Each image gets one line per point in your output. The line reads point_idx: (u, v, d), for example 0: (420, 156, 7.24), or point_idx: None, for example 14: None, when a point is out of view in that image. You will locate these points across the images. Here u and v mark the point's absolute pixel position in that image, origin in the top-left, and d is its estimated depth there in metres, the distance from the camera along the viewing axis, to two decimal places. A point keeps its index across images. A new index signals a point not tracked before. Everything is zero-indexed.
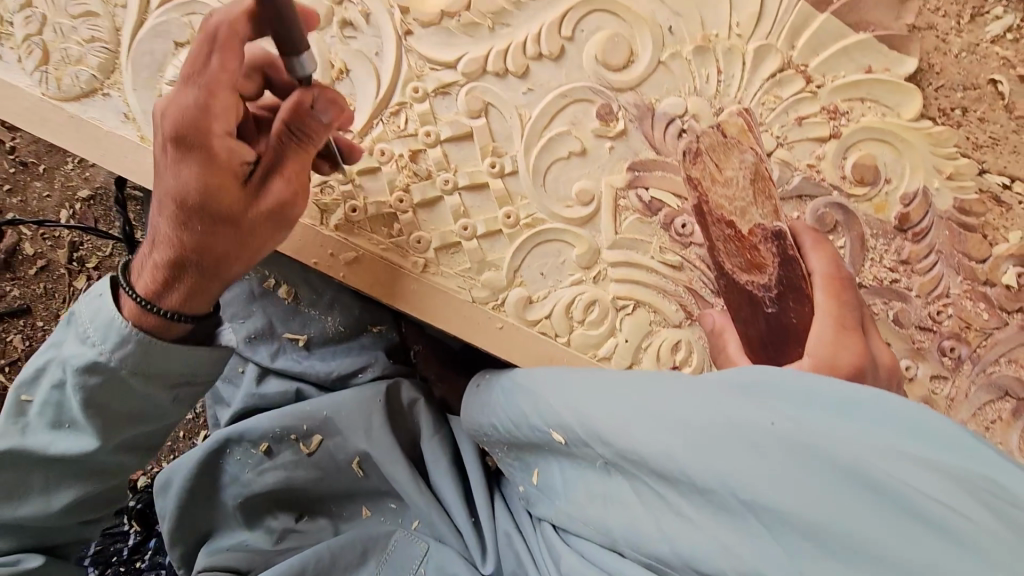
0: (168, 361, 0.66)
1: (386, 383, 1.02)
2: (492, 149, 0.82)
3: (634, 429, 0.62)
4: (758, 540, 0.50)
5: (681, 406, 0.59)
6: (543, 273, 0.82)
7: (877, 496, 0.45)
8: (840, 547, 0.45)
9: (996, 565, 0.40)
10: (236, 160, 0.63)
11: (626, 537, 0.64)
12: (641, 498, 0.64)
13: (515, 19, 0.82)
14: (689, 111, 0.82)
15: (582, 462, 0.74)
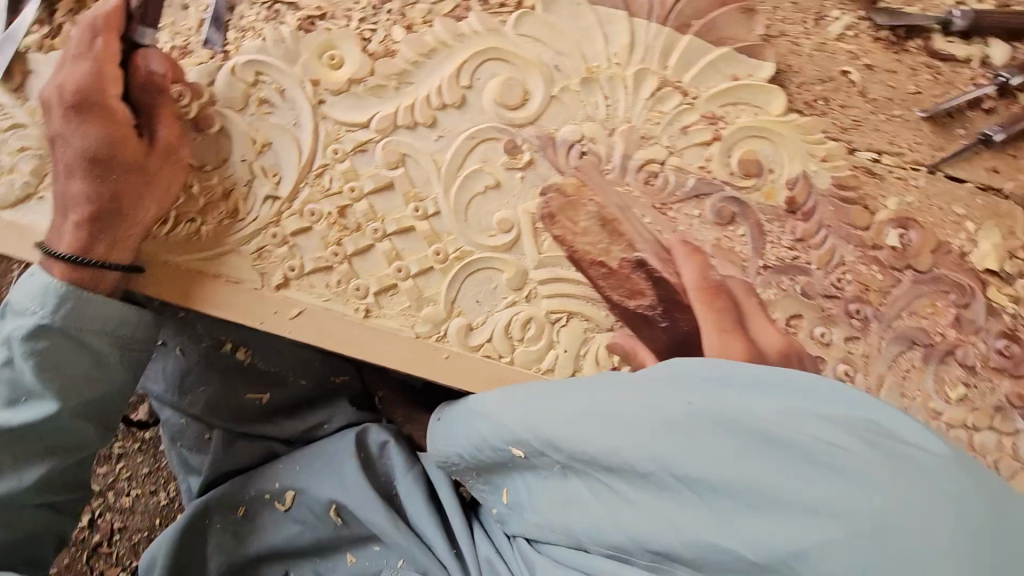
0: (103, 316, 0.80)
1: (353, 430, 1.05)
2: (413, 194, 0.88)
3: (580, 432, 0.67)
4: (701, 510, 0.57)
5: (619, 404, 0.66)
6: (478, 300, 0.87)
7: (793, 450, 0.54)
8: (772, 499, 0.53)
9: (890, 487, 0.49)
10: (125, 117, 0.81)
11: (588, 533, 0.68)
12: (593, 493, 0.68)
13: (417, 77, 0.91)
14: (586, 134, 0.92)
15: (539, 472, 0.77)
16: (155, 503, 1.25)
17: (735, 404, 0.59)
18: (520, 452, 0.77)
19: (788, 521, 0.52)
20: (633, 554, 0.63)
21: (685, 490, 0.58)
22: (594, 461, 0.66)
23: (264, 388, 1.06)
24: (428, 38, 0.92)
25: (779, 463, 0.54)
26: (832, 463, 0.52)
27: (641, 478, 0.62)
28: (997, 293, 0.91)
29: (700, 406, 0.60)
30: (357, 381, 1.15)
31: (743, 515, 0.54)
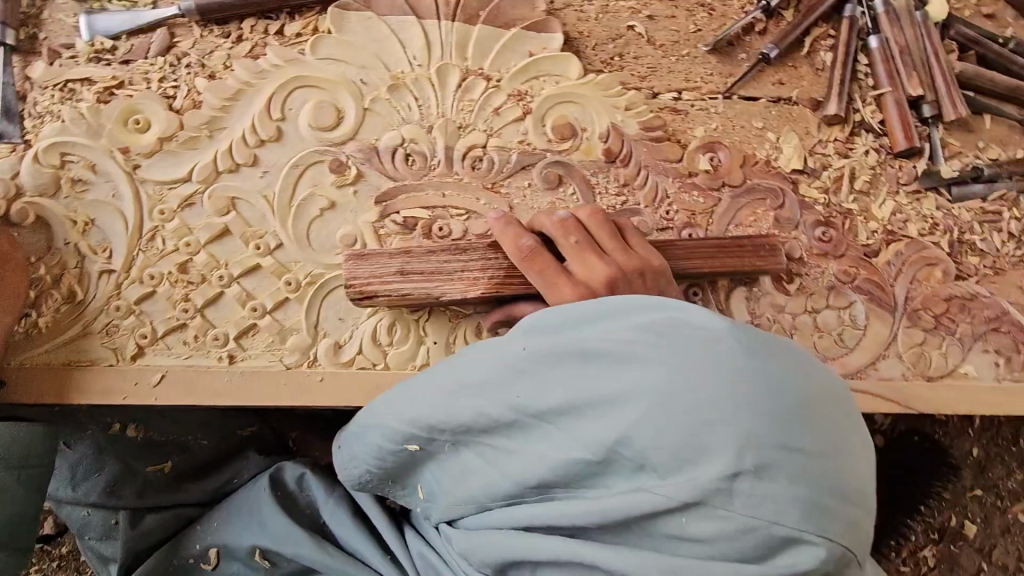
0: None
1: (267, 473, 1.04)
2: (251, 233, 0.90)
3: (444, 405, 0.68)
4: (556, 440, 0.58)
5: (471, 368, 0.66)
6: (340, 317, 0.89)
7: (622, 362, 0.56)
8: (609, 412, 0.55)
9: (701, 376, 0.52)
10: None
11: (481, 494, 0.67)
12: (478, 455, 0.67)
13: (229, 122, 0.93)
14: (407, 137, 0.95)
15: (437, 459, 0.75)
16: None
17: (561, 333, 0.61)
18: (412, 443, 0.75)
19: (611, 419, 0.54)
20: (523, 495, 0.61)
21: (538, 424, 0.59)
22: (465, 427, 0.66)
23: (164, 459, 1.04)
24: (230, 82, 0.93)
25: (599, 371, 0.56)
26: (640, 356, 0.54)
27: (501, 427, 0.62)
28: (807, 189, 1.01)
29: (531, 344, 0.62)
30: (269, 432, 1.16)
31: (581, 426, 0.56)
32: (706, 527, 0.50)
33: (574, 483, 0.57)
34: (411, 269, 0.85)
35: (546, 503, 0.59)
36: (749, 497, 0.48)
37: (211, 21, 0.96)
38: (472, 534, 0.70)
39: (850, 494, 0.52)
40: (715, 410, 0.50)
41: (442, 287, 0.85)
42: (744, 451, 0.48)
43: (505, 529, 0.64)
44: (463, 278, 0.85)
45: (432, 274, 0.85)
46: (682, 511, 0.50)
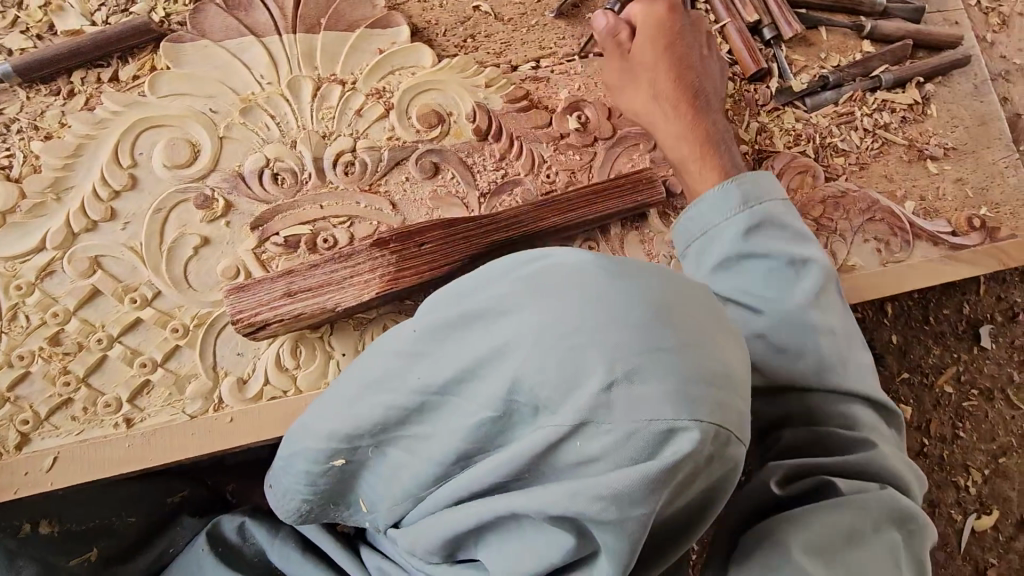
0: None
1: (205, 530, 1.03)
2: (123, 288, 0.84)
3: (353, 410, 0.64)
4: (459, 413, 0.55)
5: (367, 366, 0.63)
6: (239, 352, 0.86)
7: (494, 320, 0.51)
8: (492, 373, 0.51)
9: (565, 310, 0.47)
10: None
11: (417, 484, 0.64)
12: (404, 449, 0.64)
13: (74, 179, 0.87)
14: (271, 157, 0.92)
15: (366, 467, 0.71)
16: None
17: (441, 305, 0.57)
18: (336, 458, 0.70)
19: (499, 378, 0.50)
20: (449, 472, 0.59)
21: (437, 398, 0.56)
22: (378, 426, 0.63)
23: (88, 547, 0.97)
24: (68, 138, 0.88)
25: (472, 328, 0.53)
26: (515, 309, 0.50)
27: (407, 413, 0.59)
28: None
29: (413, 323, 0.59)
30: (201, 491, 1.14)
31: (470, 387, 0.53)
32: (596, 446, 0.46)
33: (482, 444, 0.54)
34: (299, 288, 0.80)
35: (466, 471, 0.57)
36: (623, 404, 0.45)
37: (34, 80, 0.90)
38: (418, 526, 0.67)
39: (741, 378, 0.48)
40: (576, 328, 0.47)
41: (334, 297, 0.81)
42: (608, 360, 0.45)
43: (444, 511, 0.61)
44: (355, 282, 0.81)
45: (320, 288, 0.81)
46: (572, 437, 0.47)
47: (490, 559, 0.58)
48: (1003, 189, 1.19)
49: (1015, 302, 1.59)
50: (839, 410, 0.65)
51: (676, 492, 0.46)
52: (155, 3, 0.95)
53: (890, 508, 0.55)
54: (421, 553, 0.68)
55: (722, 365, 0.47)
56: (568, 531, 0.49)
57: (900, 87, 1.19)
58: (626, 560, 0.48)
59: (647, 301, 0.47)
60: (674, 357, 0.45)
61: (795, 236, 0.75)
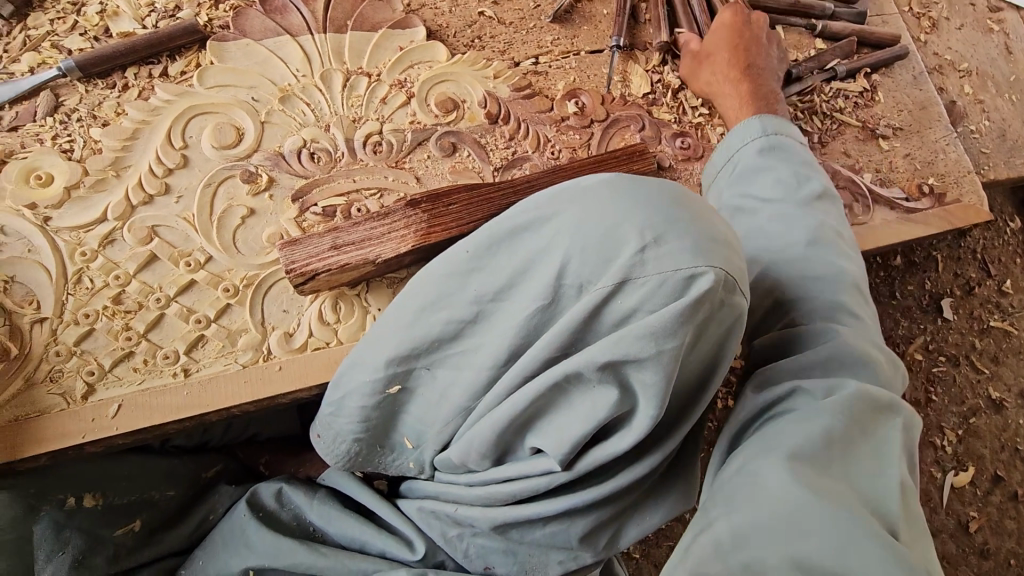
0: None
1: (243, 498, 1.01)
2: (179, 254, 0.93)
3: (403, 332, 0.73)
4: (512, 310, 0.65)
5: (414, 293, 0.72)
6: (285, 309, 0.94)
7: (539, 230, 0.63)
8: (541, 270, 0.62)
9: (601, 210, 0.60)
10: None
11: (466, 392, 0.74)
12: (455, 366, 0.74)
13: (132, 159, 0.97)
14: (307, 139, 1.03)
15: (414, 392, 0.80)
16: None
17: (482, 230, 0.68)
18: (392, 386, 0.79)
19: (549, 269, 0.61)
20: (495, 375, 0.70)
21: (492, 305, 0.67)
22: (430, 342, 0.72)
23: (131, 518, 1.02)
24: (126, 123, 0.98)
25: (521, 237, 0.65)
26: (556, 217, 0.62)
27: (463, 325, 0.69)
28: (660, 112, 1.20)
29: (460, 248, 0.69)
30: (234, 463, 1.18)
31: (523, 286, 0.65)
32: (635, 298, 0.58)
33: (531, 337, 0.66)
34: (344, 242, 0.91)
35: (516, 363, 0.67)
36: (655, 260, 0.57)
37: (93, 75, 1.01)
38: (467, 434, 0.76)
39: (735, 244, 0.61)
40: (612, 216, 0.59)
41: (376, 250, 0.91)
42: (640, 232, 0.58)
43: (495, 408, 0.71)
44: (392, 237, 0.91)
45: (362, 242, 0.91)
46: (613, 296, 0.59)
47: (547, 440, 0.69)
48: (947, 163, 1.36)
49: (969, 278, 1.76)
50: (819, 269, 0.81)
51: (697, 334, 0.58)
52: (199, 9, 1.07)
53: (871, 408, 0.64)
54: (474, 460, 0.77)
55: (722, 234, 0.60)
56: (613, 381, 0.61)
57: (851, 78, 1.38)
58: (662, 392, 0.60)
59: (663, 197, 0.61)
60: (688, 226, 0.58)
61: (803, 163, 0.94)
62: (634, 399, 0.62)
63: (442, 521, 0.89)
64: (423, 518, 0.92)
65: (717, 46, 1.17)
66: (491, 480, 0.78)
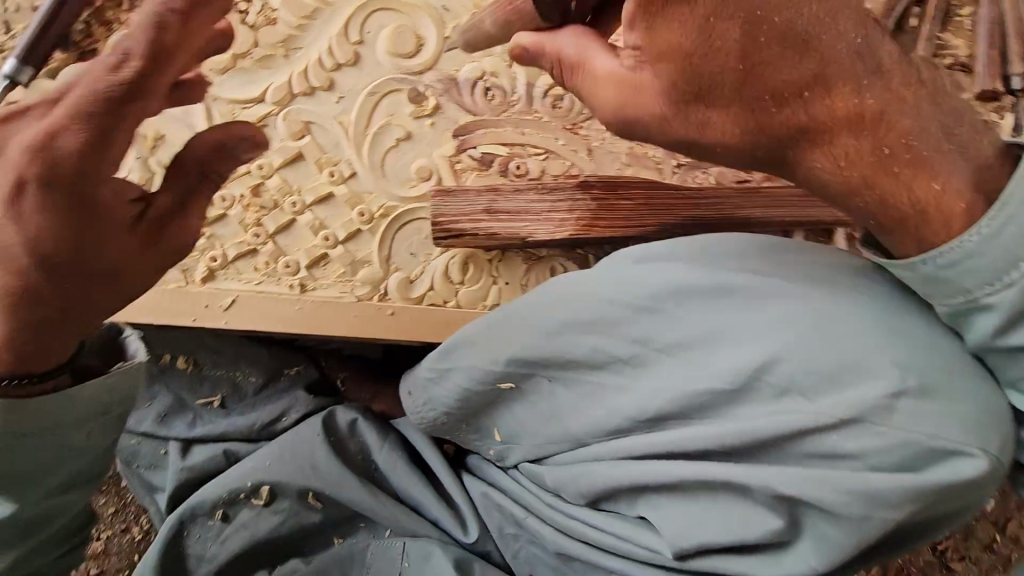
0: (68, 401, 0.56)
1: (319, 415, 1.01)
2: (325, 160, 0.86)
3: (564, 322, 0.69)
4: (679, 370, 0.61)
5: (596, 290, 0.67)
6: (412, 252, 0.87)
7: (751, 305, 0.58)
8: (740, 351, 0.57)
9: (848, 318, 0.54)
10: (123, 200, 0.50)
11: (591, 429, 0.69)
12: (577, 393, 0.70)
13: (304, 41, 0.88)
14: (487, 70, 0.91)
15: (529, 395, 0.75)
16: (130, 539, 1.21)
17: (681, 271, 0.63)
18: (504, 382, 0.76)
19: (753, 357, 0.55)
20: (633, 428, 0.65)
21: (656, 355, 0.63)
22: (585, 349, 0.68)
23: (215, 393, 1.04)
24: None
25: (726, 301, 0.60)
26: (781, 302, 0.57)
27: (613, 359, 0.66)
28: None
29: (644, 278, 0.65)
30: (314, 371, 1.12)
31: (721, 352, 0.58)
32: (857, 445, 0.51)
33: (689, 413, 0.60)
34: (498, 209, 0.83)
35: (664, 432, 0.62)
36: (909, 415, 0.50)
37: None
38: (573, 467, 0.71)
39: (1004, 423, 0.52)
40: (861, 335, 0.53)
41: (528, 229, 0.82)
42: (902, 372, 0.51)
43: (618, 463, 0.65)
44: (552, 219, 0.82)
45: (517, 214, 0.83)
46: (833, 429, 0.52)
47: (663, 518, 0.61)
48: None
49: None
50: None
51: (913, 516, 0.52)
52: None
53: None
54: (568, 492, 0.72)
55: (991, 407, 0.52)
56: (783, 513, 0.54)
57: None
58: (842, 551, 0.53)
59: (952, 349, 0.55)
60: (956, 390, 0.51)
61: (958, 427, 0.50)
62: (798, 536, 0.55)
63: (502, 517, 0.86)
64: (486, 505, 0.89)
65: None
66: (577, 516, 0.72)
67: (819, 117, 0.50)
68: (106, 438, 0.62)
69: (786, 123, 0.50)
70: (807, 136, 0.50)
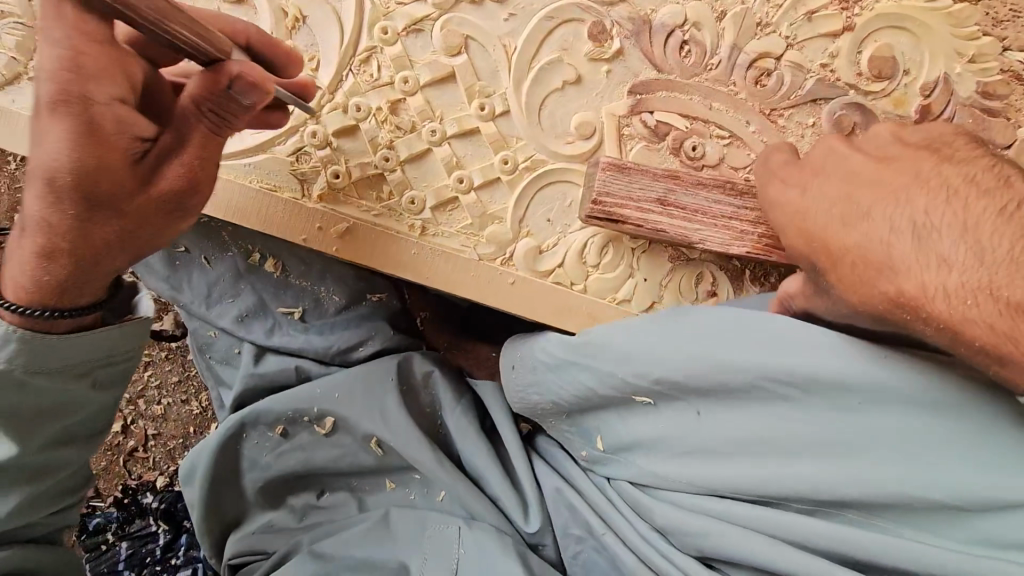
0: (72, 349, 0.64)
1: (394, 358, 0.96)
2: (478, 89, 0.73)
3: (758, 364, 0.56)
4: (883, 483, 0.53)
5: (814, 337, 0.55)
6: (549, 219, 0.76)
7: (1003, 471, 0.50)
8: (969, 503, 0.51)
9: None
10: (126, 135, 0.54)
11: (733, 485, 0.60)
12: (731, 442, 0.60)
13: None
14: (690, 19, 0.72)
15: (670, 423, 0.65)
16: (190, 411, 1.28)
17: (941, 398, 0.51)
18: (642, 396, 0.66)
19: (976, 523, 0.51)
20: (790, 500, 0.58)
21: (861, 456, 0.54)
22: (768, 393, 0.57)
23: (297, 305, 0.99)
24: None
25: (973, 447, 0.51)
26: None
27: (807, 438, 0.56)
28: None
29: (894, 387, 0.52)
30: (396, 301, 1.08)
31: (943, 463, 0.51)
32: None
33: (879, 510, 0.55)
34: (676, 201, 0.72)
35: (831, 522, 0.57)
36: None
37: None
38: (692, 515, 0.63)
39: None
40: None
41: (701, 239, 0.72)
42: None
43: (750, 530, 0.60)
44: (730, 227, 0.71)
45: (693, 215, 0.72)
46: None
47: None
48: None
49: None
50: None
51: None
52: None
53: None
54: (677, 536, 0.65)
55: None
56: None
57: None
58: None
59: None
60: None
61: None
62: None
63: (570, 517, 0.81)
64: (556, 501, 0.84)
65: (826, 169, 0.60)
66: (677, 563, 0.64)
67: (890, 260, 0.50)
68: (106, 389, 0.70)
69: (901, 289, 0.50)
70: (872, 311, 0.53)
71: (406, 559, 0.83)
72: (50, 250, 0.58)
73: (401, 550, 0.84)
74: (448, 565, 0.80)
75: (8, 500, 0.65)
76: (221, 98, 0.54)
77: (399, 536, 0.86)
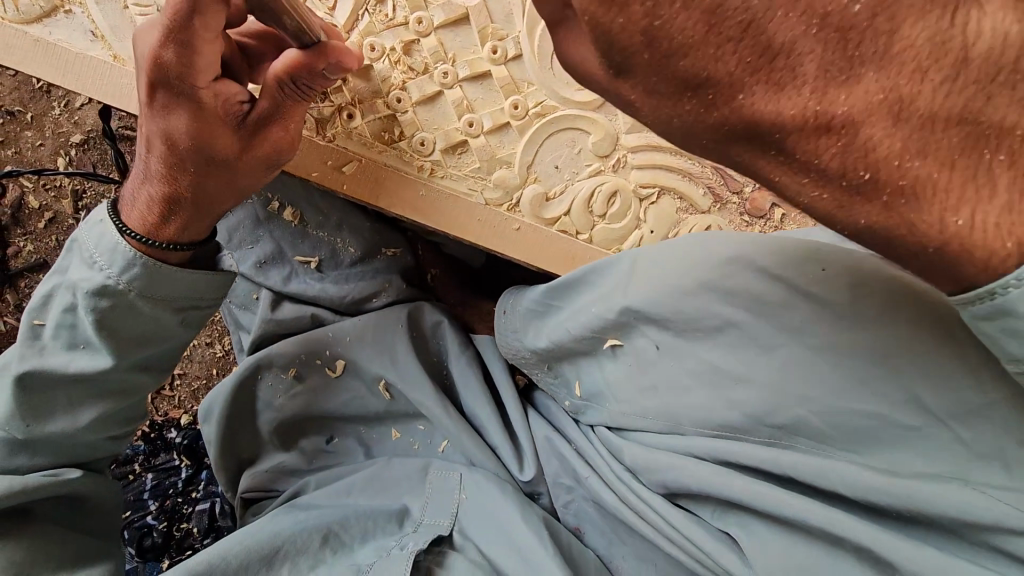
0: (173, 281, 0.67)
1: (404, 307, 0.98)
2: (491, 31, 0.74)
3: (709, 284, 0.62)
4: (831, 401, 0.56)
5: (766, 263, 0.60)
6: (558, 166, 0.77)
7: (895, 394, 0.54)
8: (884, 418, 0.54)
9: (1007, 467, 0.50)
10: (227, 103, 0.64)
11: (695, 416, 0.63)
12: (692, 375, 0.63)
13: None
14: None
15: (635, 362, 0.68)
16: (214, 353, 1.35)
17: (856, 316, 0.57)
18: (609, 335, 0.68)
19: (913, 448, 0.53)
20: (747, 432, 0.60)
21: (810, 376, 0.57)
22: (721, 317, 0.61)
23: (314, 253, 1.01)
24: None
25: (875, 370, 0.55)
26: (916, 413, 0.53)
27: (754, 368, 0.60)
28: None
29: (818, 303, 0.58)
30: (414, 253, 1.12)
31: (859, 371, 0.55)
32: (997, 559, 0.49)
33: (831, 436, 0.57)
34: None
35: (787, 452, 0.58)
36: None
37: None
38: (657, 453, 0.65)
39: None
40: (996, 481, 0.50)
41: None
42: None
43: (693, 455, 0.63)
44: None
45: None
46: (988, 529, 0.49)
47: (750, 537, 0.59)
48: None
49: None
50: None
51: None
52: None
53: None
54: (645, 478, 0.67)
55: None
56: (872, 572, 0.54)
57: None
58: None
59: None
60: None
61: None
62: None
63: (561, 466, 0.83)
64: (545, 448, 0.85)
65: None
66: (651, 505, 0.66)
67: (905, 41, 0.37)
68: (192, 329, 0.73)
69: (824, 97, 0.39)
70: (710, 107, 0.42)
71: (408, 502, 0.84)
72: (170, 201, 0.67)
73: (404, 495, 0.85)
74: (450, 506, 0.82)
75: (94, 409, 0.69)
76: (318, 71, 0.63)
77: (408, 490, 0.86)
